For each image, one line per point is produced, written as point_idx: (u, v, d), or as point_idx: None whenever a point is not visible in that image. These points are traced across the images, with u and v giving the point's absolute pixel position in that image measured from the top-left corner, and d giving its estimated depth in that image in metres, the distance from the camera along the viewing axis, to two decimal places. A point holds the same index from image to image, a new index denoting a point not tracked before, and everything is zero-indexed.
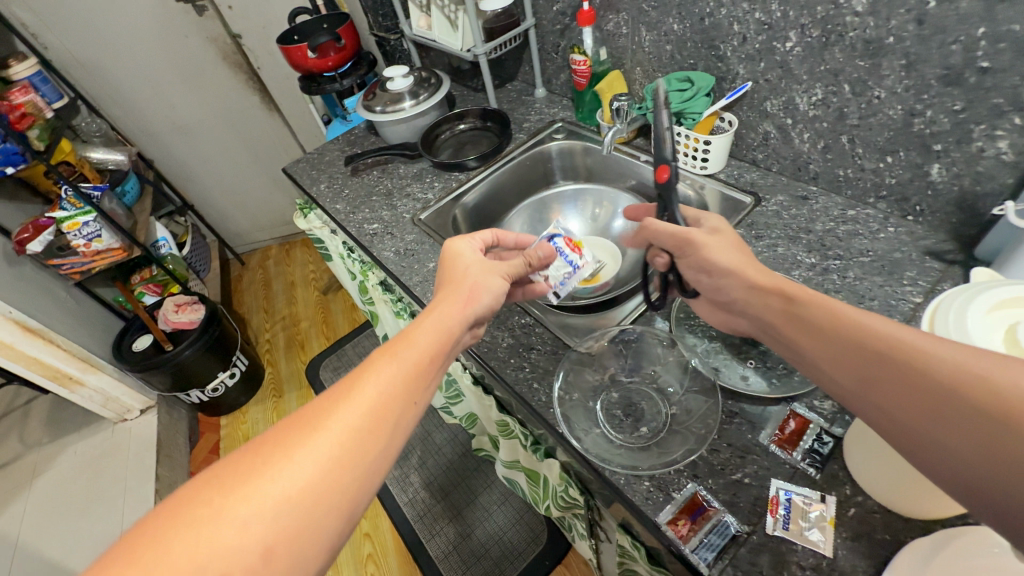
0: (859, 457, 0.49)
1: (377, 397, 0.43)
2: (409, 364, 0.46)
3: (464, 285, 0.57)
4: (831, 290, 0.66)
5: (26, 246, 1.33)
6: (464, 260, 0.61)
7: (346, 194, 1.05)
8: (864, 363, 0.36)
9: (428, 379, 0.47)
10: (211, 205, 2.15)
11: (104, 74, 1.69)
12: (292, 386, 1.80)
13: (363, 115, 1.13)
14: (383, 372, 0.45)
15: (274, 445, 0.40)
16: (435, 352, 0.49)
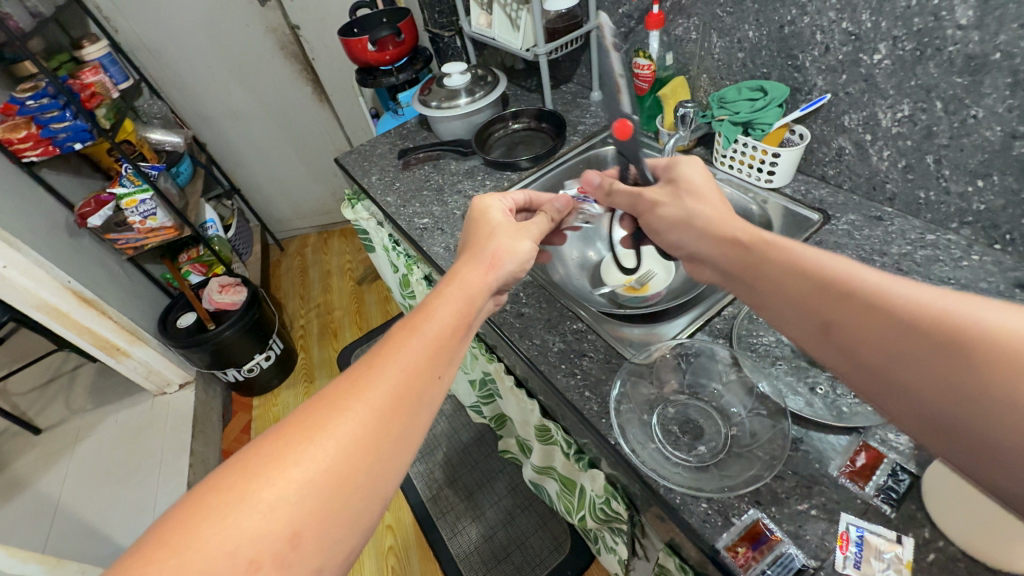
0: (945, 499, 0.45)
1: (401, 365, 0.42)
2: (429, 337, 0.44)
3: (487, 253, 0.56)
4: None
5: (87, 220, 1.40)
6: (490, 226, 0.61)
7: (397, 188, 1.05)
8: (889, 342, 0.34)
9: (449, 350, 0.45)
10: (257, 190, 2.21)
11: (167, 59, 1.76)
12: (323, 372, 1.83)
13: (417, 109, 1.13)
14: (402, 346, 0.43)
15: (294, 425, 0.38)
16: (452, 320, 0.47)
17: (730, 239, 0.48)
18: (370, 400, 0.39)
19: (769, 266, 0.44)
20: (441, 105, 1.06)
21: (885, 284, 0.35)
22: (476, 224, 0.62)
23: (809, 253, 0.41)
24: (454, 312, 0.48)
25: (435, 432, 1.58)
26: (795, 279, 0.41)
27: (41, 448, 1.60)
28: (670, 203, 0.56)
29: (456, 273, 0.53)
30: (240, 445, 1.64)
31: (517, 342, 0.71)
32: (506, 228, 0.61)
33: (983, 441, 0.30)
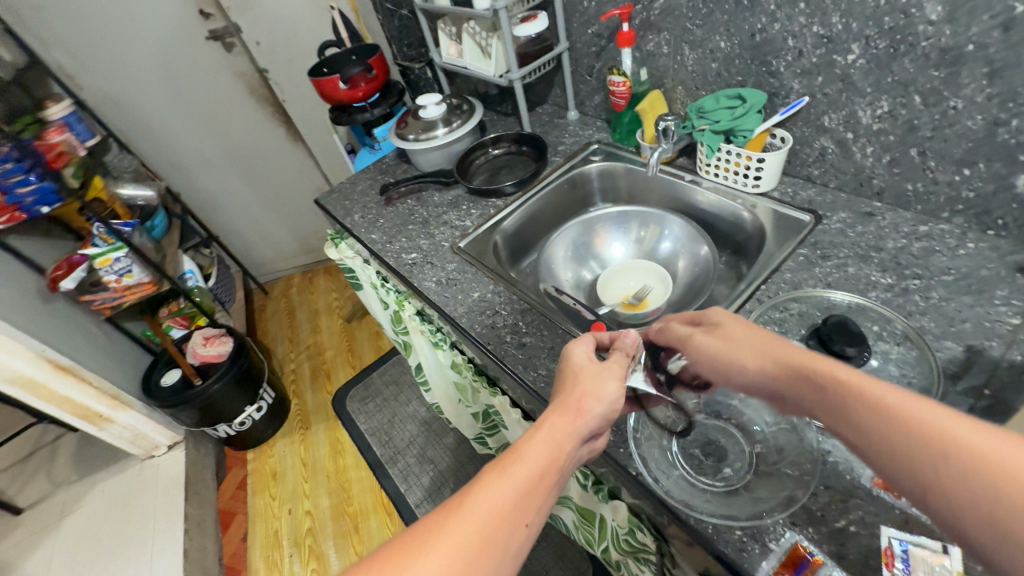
0: None
1: (490, 510, 0.41)
2: (519, 471, 0.44)
3: (576, 392, 0.51)
4: (915, 312, 0.61)
5: (59, 283, 1.33)
6: (574, 360, 0.55)
7: (382, 224, 1.03)
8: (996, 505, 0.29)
9: (540, 490, 0.44)
10: (236, 237, 2.17)
11: (137, 113, 1.73)
12: (319, 417, 1.77)
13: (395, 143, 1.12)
14: (497, 479, 0.43)
15: (389, 555, 0.38)
16: (544, 442, 0.46)
17: (786, 367, 0.43)
18: (463, 529, 0.39)
19: (827, 398, 0.39)
20: (419, 138, 1.05)
21: (983, 443, 0.31)
22: (566, 359, 0.56)
23: (887, 399, 0.36)
24: (545, 446, 0.46)
25: (441, 468, 1.52)
26: (876, 433, 0.35)
27: (25, 530, 1.50)
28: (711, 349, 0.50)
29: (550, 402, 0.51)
30: (237, 503, 1.57)
31: (522, 375, 0.68)
32: (593, 366, 0.54)
33: None
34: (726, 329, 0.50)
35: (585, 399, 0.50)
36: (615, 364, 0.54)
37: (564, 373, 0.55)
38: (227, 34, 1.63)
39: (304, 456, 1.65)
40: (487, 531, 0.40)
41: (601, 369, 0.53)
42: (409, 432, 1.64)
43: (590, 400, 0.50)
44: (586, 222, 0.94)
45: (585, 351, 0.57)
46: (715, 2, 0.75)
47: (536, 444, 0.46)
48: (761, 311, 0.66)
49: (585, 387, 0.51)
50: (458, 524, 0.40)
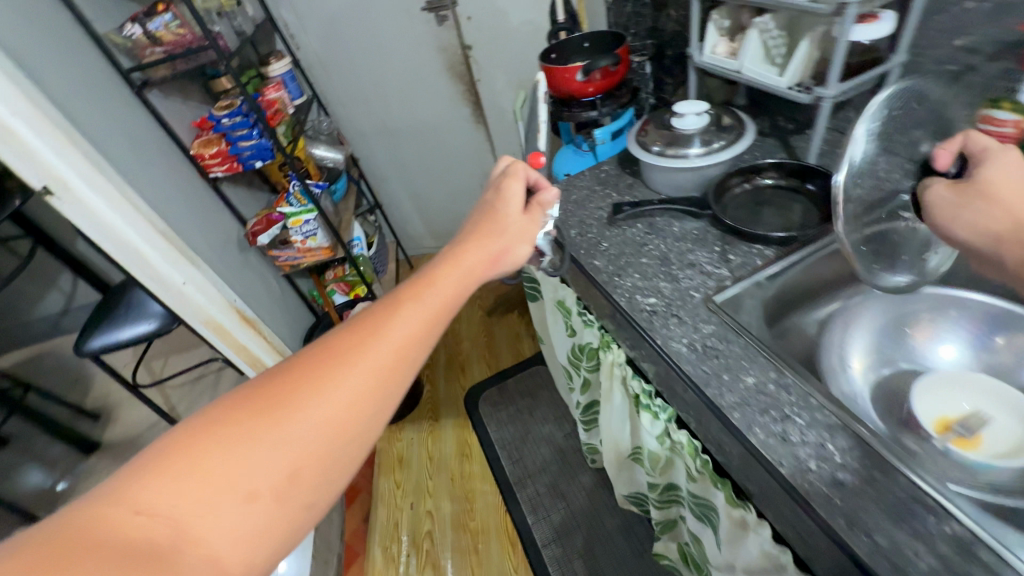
0: None
1: (405, 336, 0.47)
2: (432, 299, 0.51)
3: (496, 246, 0.61)
4: None
5: (258, 238, 1.40)
6: (507, 219, 0.64)
7: (607, 249, 0.86)
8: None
9: (449, 312, 0.52)
10: (398, 207, 2.18)
11: (341, 75, 1.76)
12: (449, 411, 1.71)
13: (631, 151, 0.95)
14: (410, 306, 0.49)
15: (311, 367, 0.43)
16: (461, 270, 0.56)
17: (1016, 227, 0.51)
18: (379, 354, 0.45)
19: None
20: (666, 154, 0.87)
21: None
22: (498, 209, 0.65)
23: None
24: (458, 281, 0.55)
25: (573, 508, 1.37)
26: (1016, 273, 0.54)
27: None
28: (947, 199, 0.54)
29: (467, 241, 0.61)
30: (363, 479, 1.56)
31: (841, 535, 0.48)
32: (519, 224, 0.64)
33: None
34: (986, 182, 0.52)
35: (501, 253, 0.62)
36: (530, 230, 0.65)
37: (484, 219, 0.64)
38: (442, 6, 1.56)
39: (431, 449, 1.60)
40: (402, 349, 0.46)
41: (522, 227, 0.64)
42: (542, 456, 1.51)
43: (504, 254, 0.62)
44: (911, 302, 0.74)
45: (517, 208, 0.66)
46: None
47: (447, 280, 0.53)
48: None
49: (503, 239, 0.62)
50: (386, 334, 0.46)
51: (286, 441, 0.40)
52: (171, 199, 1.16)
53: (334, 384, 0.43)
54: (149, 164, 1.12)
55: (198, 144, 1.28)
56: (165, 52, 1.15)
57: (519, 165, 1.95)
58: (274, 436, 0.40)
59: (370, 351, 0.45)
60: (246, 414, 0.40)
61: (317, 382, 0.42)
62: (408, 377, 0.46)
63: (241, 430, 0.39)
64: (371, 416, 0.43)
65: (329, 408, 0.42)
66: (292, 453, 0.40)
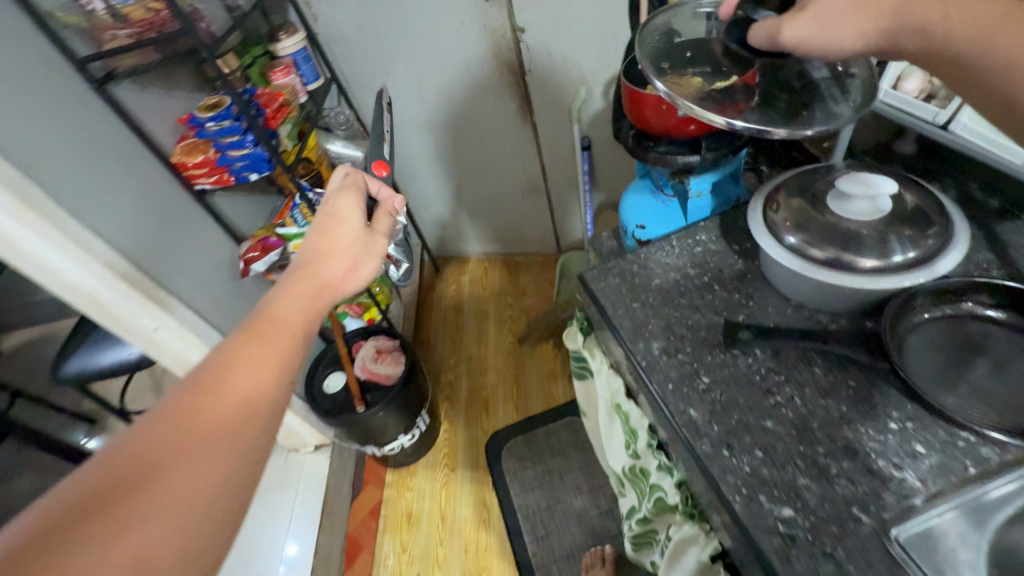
0: None
1: (256, 375, 0.46)
2: (283, 330, 0.51)
3: (345, 264, 0.62)
4: None
5: (252, 266, 1.14)
6: (344, 228, 0.65)
7: (708, 392, 0.58)
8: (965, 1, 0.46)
9: (301, 335, 0.52)
10: (424, 207, 1.90)
11: (364, 56, 1.45)
12: (467, 460, 1.50)
13: (753, 227, 0.65)
14: (258, 343, 0.48)
15: (155, 440, 0.39)
16: (305, 291, 0.56)
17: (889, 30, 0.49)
18: (231, 401, 0.43)
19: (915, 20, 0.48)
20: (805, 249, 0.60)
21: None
22: (336, 222, 0.66)
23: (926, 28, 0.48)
24: (308, 303, 0.55)
25: None
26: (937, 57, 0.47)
27: None
28: (807, 28, 0.52)
29: (306, 259, 0.60)
30: (366, 534, 1.39)
31: None
32: (360, 237, 0.66)
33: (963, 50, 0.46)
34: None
35: (350, 267, 0.62)
36: (376, 237, 0.67)
37: (324, 230, 0.64)
38: None
39: (444, 507, 1.41)
40: (257, 391, 0.45)
41: (368, 241, 0.66)
42: (571, 537, 1.30)
43: (352, 267, 0.63)
44: None
45: (356, 216, 0.67)
46: None
47: (298, 307, 0.54)
48: None
49: (351, 254, 0.63)
50: (238, 376, 0.45)
51: (147, 527, 0.35)
52: (141, 227, 0.93)
53: (192, 441, 0.40)
54: (109, 186, 0.88)
55: (181, 150, 1.03)
56: (131, 35, 0.90)
57: (569, 174, 1.64)
58: (128, 514, 0.35)
59: (221, 400, 0.43)
60: (80, 515, 0.34)
61: (174, 448, 0.39)
62: (277, 410, 0.46)
63: (70, 548, 0.33)
64: (243, 463, 0.41)
65: (199, 466, 0.39)
66: (151, 544, 0.35)
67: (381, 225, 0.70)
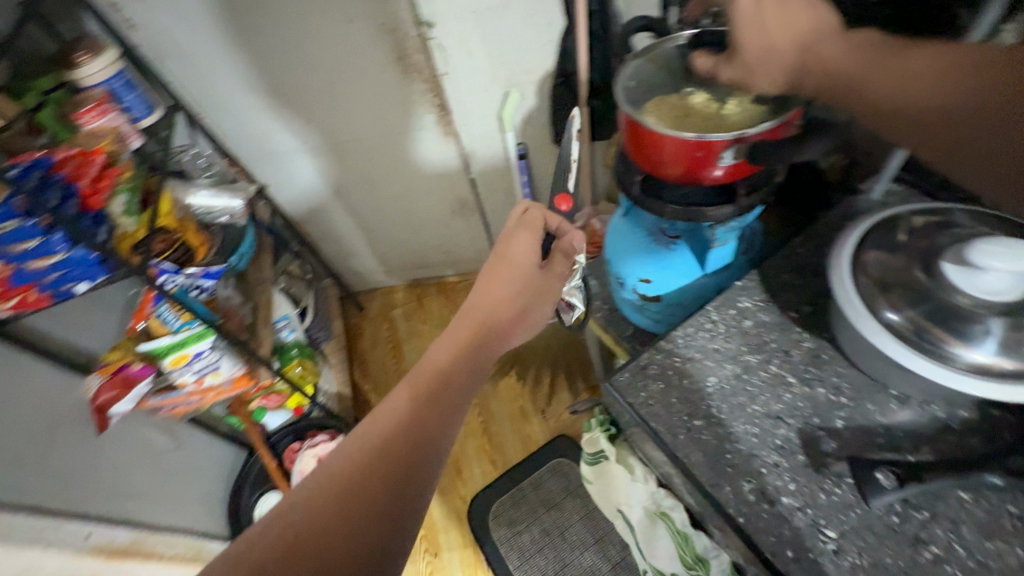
0: None
1: (408, 436, 0.45)
2: (433, 390, 0.49)
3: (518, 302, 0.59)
4: None
5: (109, 411, 0.80)
6: (518, 263, 0.60)
7: (846, 561, 0.43)
8: (905, 89, 0.48)
9: (450, 396, 0.49)
10: (333, 242, 1.56)
11: (216, 72, 1.06)
12: (450, 538, 1.29)
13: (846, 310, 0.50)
14: (408, 404, 0.48)
15: (317, 496, 0.40)
16: (464, 342, 0.54)
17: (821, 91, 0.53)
18: (389, 463, 0.43)
19: (861, 87, 0.50)
20: (908, 336, 0.47)
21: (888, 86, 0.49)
22: (504, 249, 0.62)
23: (875, 98, 0.49)
24: (454, 357, 0.53)
25: None
26: (894, 123, 0.49)
27: None
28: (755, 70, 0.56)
29: (471, 306, 0.58)
30: None
31: None
32: (530, 273, 0.60)
33: (897, 116, 0.49)
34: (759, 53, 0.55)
35: (520, 316, 0.59)
36: (557, 271, 0.62)
37: (494, 270, 0.60)
38: None
39: None
40: (409, 455, 0.44)
41: (540, 286, 0.60)
42: None
43: (528, 313, 0.59)
44: None
45: (534, 244, 0.61)
46: None
47: (444, 361, 0.52)
48: None
49: (521, 303, 0.59)
50: (393, 435, 0.45)
51: None
52: None
53: (350, 492, 0.41)
54: None
55: None
56: None
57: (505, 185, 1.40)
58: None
59: (381, 463, 0.43)
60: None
61: (338, 502, 0.40)
62: (428, 476, 0.44)
63: None
64: (382, 529, 0.39)
65: (353, 524, 0.39)
66: None
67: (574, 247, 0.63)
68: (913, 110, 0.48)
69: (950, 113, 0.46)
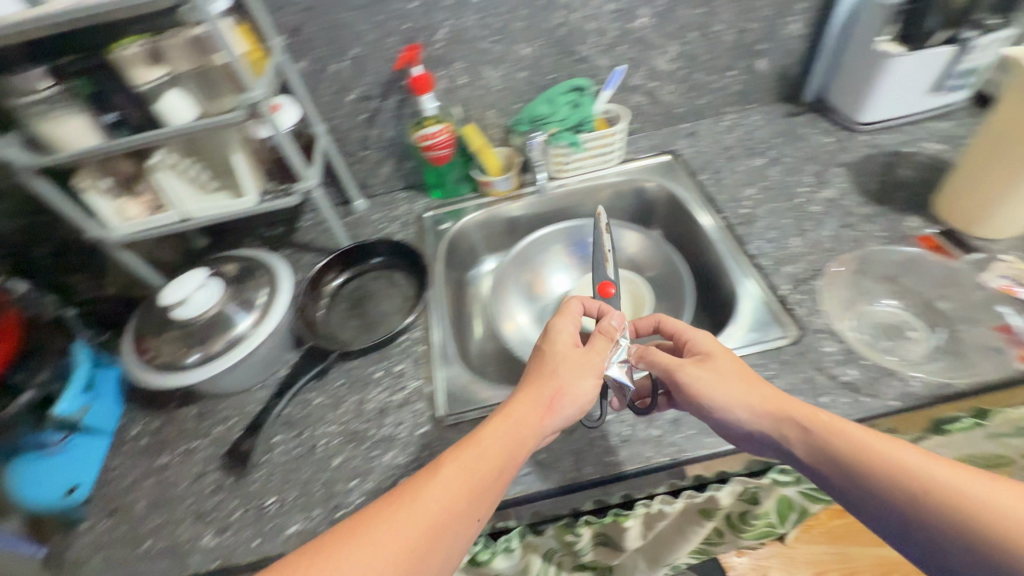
0: (1005, 221, 0.62)
1: (423, 521, 0.41)
2: (465, 474, 0.44)
3: (548, 386, 0.51)
4: (789, 176, 0.79)
5: None
6: (558, 347, 0.55)
7: (285, 503, 0.56)
8: (874, 453, 0.40)
9: (480, 488, 0.44)
10: None
11: None
12: None
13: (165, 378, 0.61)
14: (432, 475, 0.44)
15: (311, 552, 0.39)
16: (492, 443, 0.46)
17: (781, 415, 0.46)
18: (393, 537, 0.40)
19: (848, 447, 0.41)
20: (214, 354, 0.62)
21: (867, 440, 0.41)
22: (542, 348, 0.55)
23: (862, 439, 0.41)
24: (492, 451, 0.46)
25: None
26: (861, 473, 0.40)
27: None
28: (706, 377, 0.50)
29: (518, 391, 0.51)
30: None
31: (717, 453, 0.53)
32: (570, 359, 0.53)
33: (859, 479, 0.40)
34: (717, 356, 0.52)
35: (557, 396, 0.50)
36: (599, 358, 0.54)
37: (545, 360, 0.53)
38: None
39: None
40: (418, 540, 0.40)
41: (582, 360, 0.53)
42: None
43: (563, 397, 0.50)
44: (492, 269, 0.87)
45: (572, 328, 0.57)
46: (506, 12, 0.71)
47: (489, 439, 0.46)
48: (755, 232, 0.72)
49: (559, 393, 0.50)
50: (407, 510, 0.41)
51: None
52: None
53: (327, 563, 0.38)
54: None
55: None
56: None
57: None
58: None
59: (378, 536, 0.39)
60: None
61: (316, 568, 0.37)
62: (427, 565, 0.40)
63: None
64: None
65: None
66: None
67: (603, 343, 0.55)
68: (882, 472, 0.39)
69: (913, 500, 0.37)
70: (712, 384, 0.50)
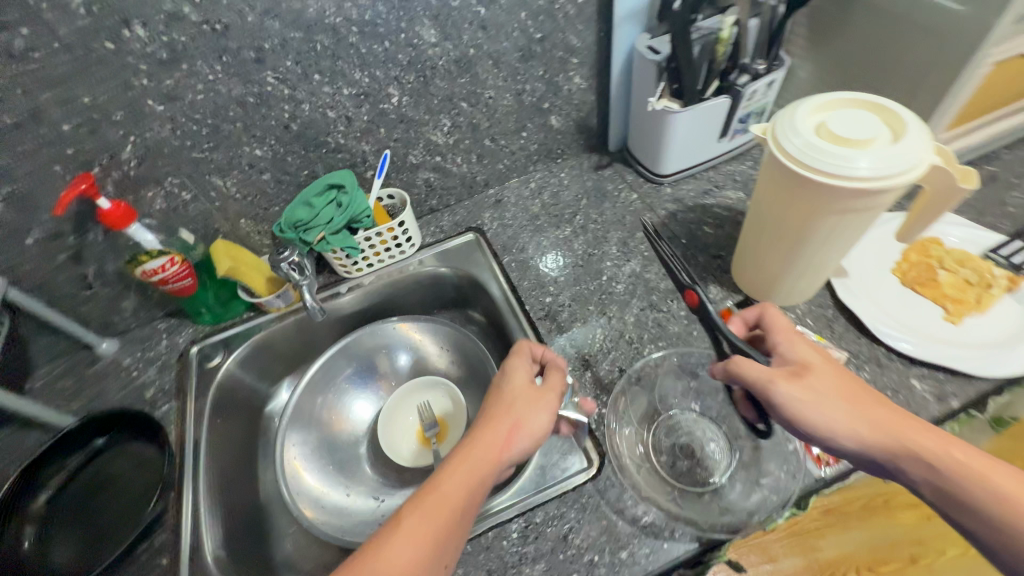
0: (793, 292, 0.59)
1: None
2: (427, 528, 0.39)
3: (506, 422, 0.45)
4: (596, 248, 0.72)
5: None
6: (512, 383, 0.48)
7: None
8: (988, 484, 0.36)
9: (440, 546, 0.38)
10: None
11: None
12: None
13: None
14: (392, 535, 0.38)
15: None
16: (455, 484, 0.41)
17: (888, 440, 0.39)
18: None
19: (964, 482, 0.37)
20: None
21: (981, 469, 0.37)
22: (496, 382, 0.49)
23: (972, 462, 0.37)
24: (453, 495, 0.41)
25: None
26: (974, 503, 0.36)
27: None
28: (796, 400, 0.42)
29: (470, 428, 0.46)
30: None
31: None
32: (524, 393, 0.47)
33: (973, 510, 0.36)
34: (814, 376, 0.42)
35: (512, 433, 0.44)
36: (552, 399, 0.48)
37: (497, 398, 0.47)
38: None
39: None
40: None
41: (534, 397, 0.47)
42: None
43: (520, 432, 0.45)
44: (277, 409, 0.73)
45: (523, 367, 0.50)
46: (211, 114, 0.56)
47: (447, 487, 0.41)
48: (559, 327, 0.64)
49: (517, 435, 0.45)
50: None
51: None
52: None
53: None
54: None
55: None
56: None
57: None
58: None
59: None
60: None
61: None
62: None
63: None
64: None
65: None
66: None
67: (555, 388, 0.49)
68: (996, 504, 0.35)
69: None
70: (823, 408, 0.41)
